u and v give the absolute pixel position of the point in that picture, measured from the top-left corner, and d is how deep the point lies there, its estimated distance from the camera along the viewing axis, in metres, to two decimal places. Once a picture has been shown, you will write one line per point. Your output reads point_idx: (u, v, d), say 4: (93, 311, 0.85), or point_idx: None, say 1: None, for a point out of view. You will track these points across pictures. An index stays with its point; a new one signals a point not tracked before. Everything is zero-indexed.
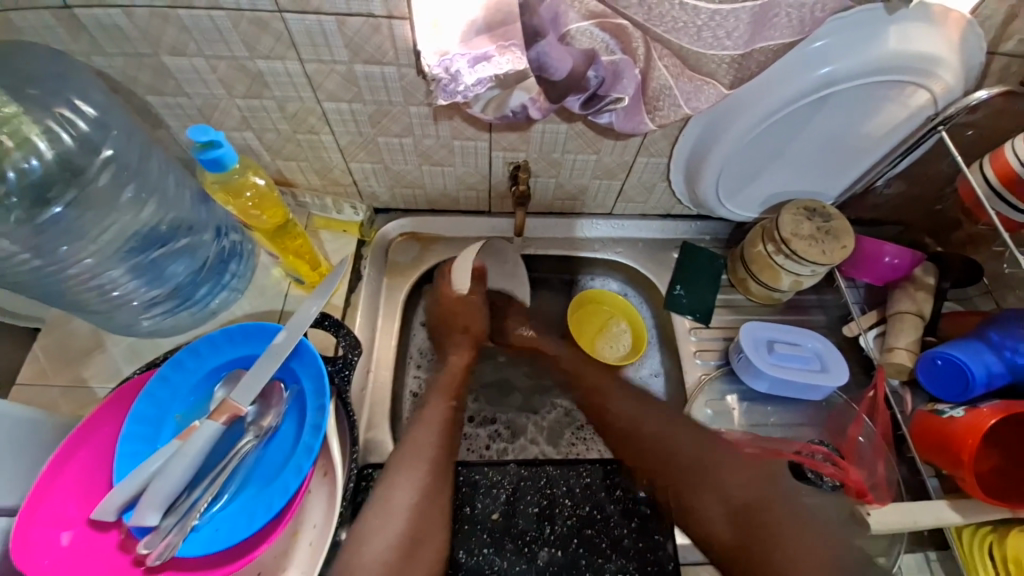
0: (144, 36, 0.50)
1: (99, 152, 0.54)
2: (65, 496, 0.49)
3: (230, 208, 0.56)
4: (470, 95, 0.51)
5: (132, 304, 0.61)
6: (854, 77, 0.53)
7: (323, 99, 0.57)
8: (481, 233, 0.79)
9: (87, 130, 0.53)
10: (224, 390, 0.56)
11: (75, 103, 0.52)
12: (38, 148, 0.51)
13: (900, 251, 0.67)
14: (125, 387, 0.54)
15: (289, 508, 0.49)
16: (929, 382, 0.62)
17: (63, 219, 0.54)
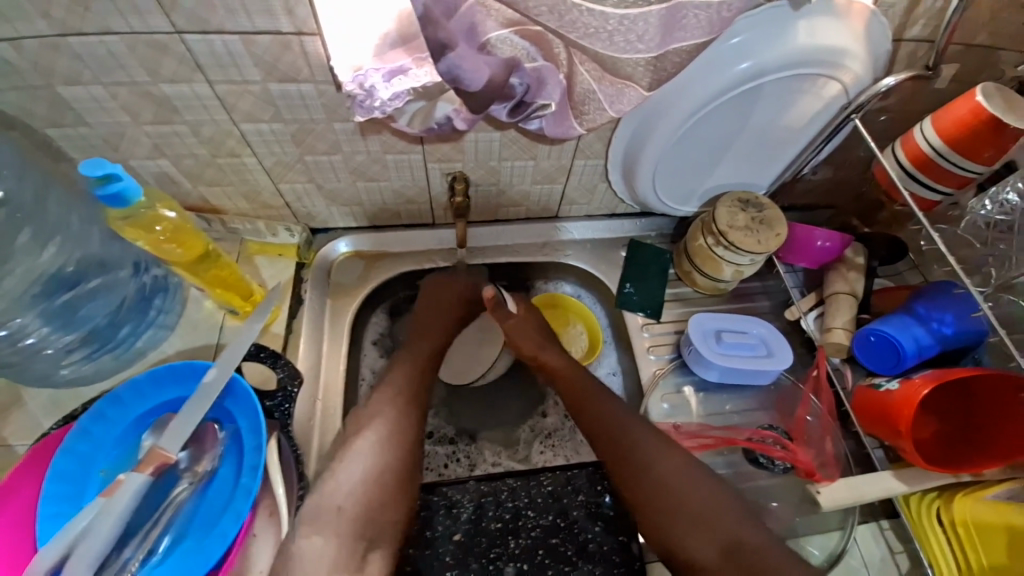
0: (31, 66, 0.46)
1: None
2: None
3: (142, 244, 0.52)
4: (388, 110, 0.50)
5: (48, 352, 0.57)
6: (770, 72, 0.55)
7: (240, 120, 0.55)
8: (428, 246, 0.77)
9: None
10: (152, 438, 0.51)
11: None
12: None
13: (830, 234, 0.70)
14: (45, 442, 0.51)
15: (230, 557, 0.46)
16: (866, 358, 0.64)
17: None
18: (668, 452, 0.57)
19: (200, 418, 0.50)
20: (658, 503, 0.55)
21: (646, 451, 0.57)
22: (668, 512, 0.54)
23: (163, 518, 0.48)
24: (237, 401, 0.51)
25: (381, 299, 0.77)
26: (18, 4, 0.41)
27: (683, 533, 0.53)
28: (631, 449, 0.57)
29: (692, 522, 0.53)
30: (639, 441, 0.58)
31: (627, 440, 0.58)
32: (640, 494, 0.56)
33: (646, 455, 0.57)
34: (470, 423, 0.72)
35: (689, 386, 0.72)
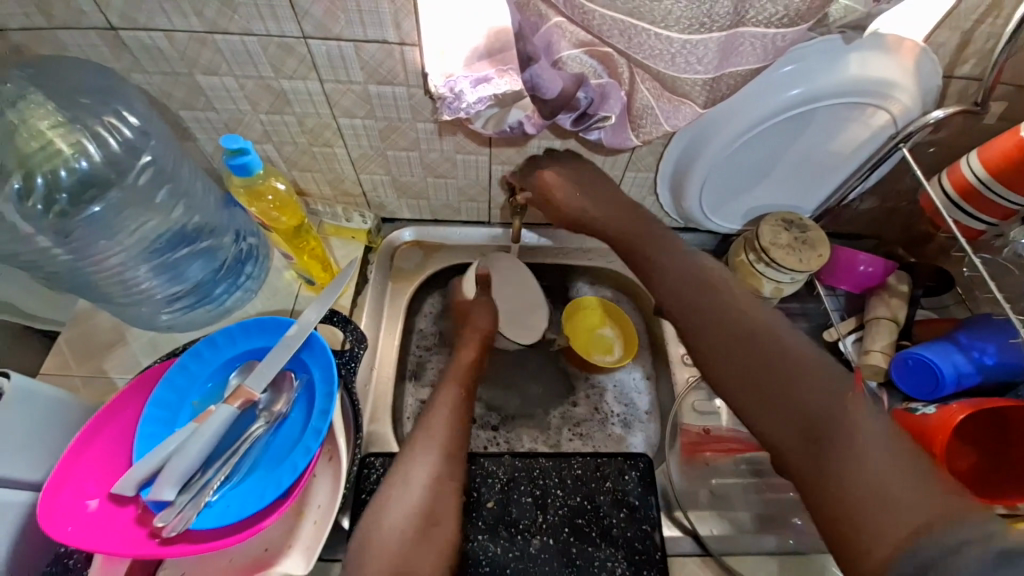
0: (180, 57, 0.55)
1: (141, 157, 0.61)
2: (87, 474, 0.51)
3: (254, 209, 0.62)
4: (472, 112, 0.57)
5: (155, 299, 0.66)
6: (822, 97, 0.59)
7: (339, 115, 0.63)
8: (480, 243, 0.84)
9: (132, 136, 0.60)
10: (238, 377, 0.59)
11: (120, 113, 0.59)
12: (88, 149, 0.58)
13: (873, 259, 0.72)
14: (147, 373, 0.57)
15: (296, 487, 0.52)
16: (902, 382, 0.64)
17: (96, 218, 0.59)
18: (805, 374, 0.44)
19: (282, 363, 0.57)
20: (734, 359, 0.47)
21: (786, 379, 0.44)
22: (805, 443, 0.41)
23: (242, 447, 0.55)
24: (314, 355, 0.59)
25: (434, 287, 0.84)
26: (185, 9, 0.51)
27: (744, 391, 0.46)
28: (753, 364, 0.46)
29: (837, 454, 0.39)
30: (776, 360, 0.46)
31: (746, 358, 0.47)
32: (778, 424, 0.43)
33: (779, 373, 0.45)
34: (506, 408, 0.77)
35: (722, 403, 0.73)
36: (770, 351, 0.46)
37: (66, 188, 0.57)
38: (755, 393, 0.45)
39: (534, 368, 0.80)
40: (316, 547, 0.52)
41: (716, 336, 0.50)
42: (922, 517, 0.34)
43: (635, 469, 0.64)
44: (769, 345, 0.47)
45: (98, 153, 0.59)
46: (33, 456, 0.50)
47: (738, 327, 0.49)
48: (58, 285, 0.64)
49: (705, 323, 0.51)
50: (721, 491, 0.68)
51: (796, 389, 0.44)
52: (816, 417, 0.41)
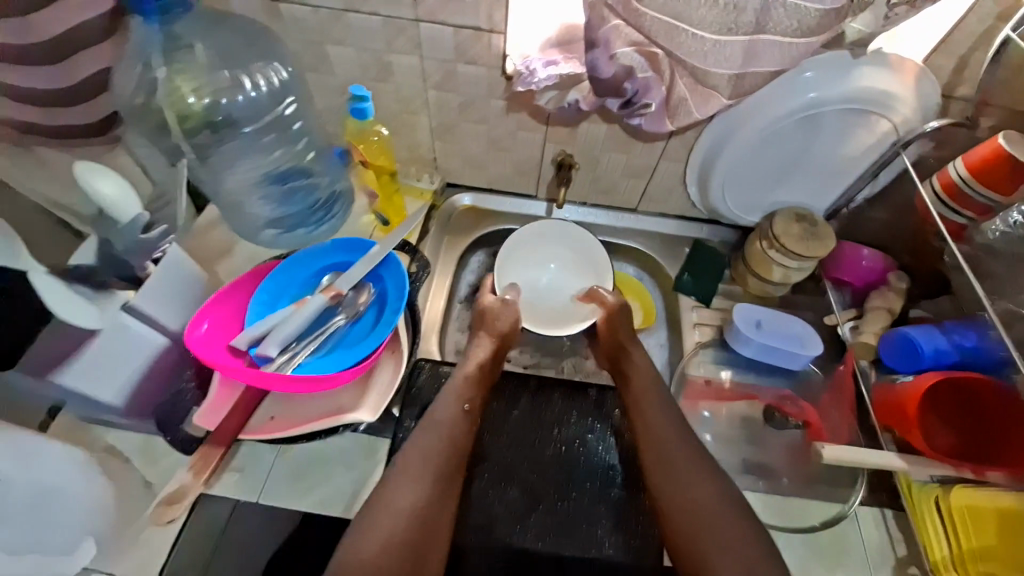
0: (318, 28, 0.71)
1: (283, 100, 0.76)
2: (214, 329, 0.66)
3: (363, 146, 0.78)
4: (540, 86, 0.70)
5: (261, 217, 0.81)
6: (834, 102, 0.69)
7: (429, 88, 0.78)
8: (526, 214, 0.97)
9: (280, 82, 0.75)
10: (330, 279, 0.73)
11: (276, 67, 0.74)
12: (247, 88, 0.72)
13: (875, 256, 0.81)
14: (262, 266, 0.71)
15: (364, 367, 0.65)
16: (889, 357, 0.73)
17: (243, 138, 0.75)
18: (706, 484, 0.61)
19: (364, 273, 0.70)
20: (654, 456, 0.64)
21: (693, 482, 0.61)
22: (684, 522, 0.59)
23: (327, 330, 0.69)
24: (390, 269, 0.72)
25: (480, 246, 0.97)
26: None
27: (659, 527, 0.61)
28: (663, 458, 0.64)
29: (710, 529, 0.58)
30: (693, 461, 0.63)
31: (669, 454, 0.64)
32: (671, 507, 0.61)
33: (678, 473, 0.63)
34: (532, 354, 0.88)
35: (729, 372, 0.83)
36: (688, 453, 0.64)
37: (225, 112, 0.72)
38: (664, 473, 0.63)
39: None
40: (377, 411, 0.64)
41: (663, 427, 0.66)
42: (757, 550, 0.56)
43: None
44: (692, 451, 0.64)
45: (267, 85, 0.73)
46: (177, 309, 0.65)
47: (659, 429, 0.66)
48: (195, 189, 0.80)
49: (660, 414, 0.67)
50: (715, 444, 0.77)
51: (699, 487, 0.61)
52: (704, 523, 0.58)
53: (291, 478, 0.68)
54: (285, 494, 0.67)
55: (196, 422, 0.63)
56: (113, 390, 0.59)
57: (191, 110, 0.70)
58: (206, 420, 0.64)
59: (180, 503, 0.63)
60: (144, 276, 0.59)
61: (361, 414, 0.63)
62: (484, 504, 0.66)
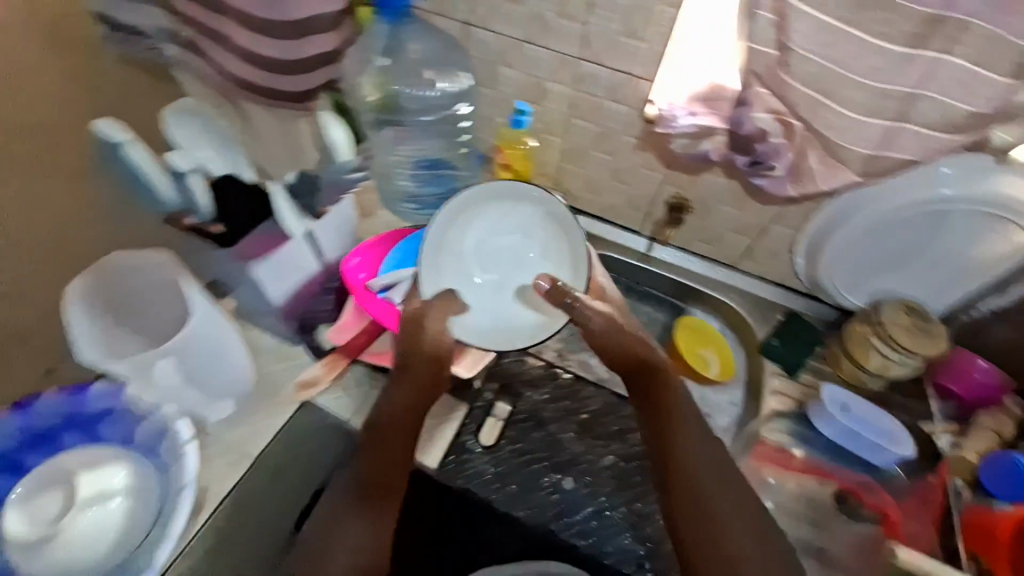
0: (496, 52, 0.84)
1: (458, 104, 0.92)
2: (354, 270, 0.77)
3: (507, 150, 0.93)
4: (677, 129, 0.78)
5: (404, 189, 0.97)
6: (965, 203, 0.70)
7: (573, 115, 0.88)
8: (628, 245, 1.02)
9: (461, 88, 0.90)
10: None
11: (460, 75, 0.88)
12: (435, 86, 0.88)
13: (991, 371, 0.78)
14: (401, 231, 0.84)
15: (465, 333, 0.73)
16: (991, 480, 0.71)
17: (421, 124, 0.92)
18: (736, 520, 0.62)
19: None
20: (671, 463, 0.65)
21: (735, 515, 0.62)
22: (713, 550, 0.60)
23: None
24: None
25: None
26: (521, 23, 0.79)
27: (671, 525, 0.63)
28: (701, 492, 0.63)
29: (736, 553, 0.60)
30: (734, 492, 0.64)
31: (708, 482, 0.64)
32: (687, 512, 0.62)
33: (699, 483, 0.63)
34: None
35: (803, 448, 0.80)
36: (725, 479, 0.64)
37: (413, 102, 0.90)
38: (695, 507, 0.62)
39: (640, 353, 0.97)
40: (471, 370, 0.73)
41: (688, 445, 0.66)
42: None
43: None
44: (709, 463, 0.65)
45: (451, 87, 0.89)
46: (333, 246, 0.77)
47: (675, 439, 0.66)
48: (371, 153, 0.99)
49: (685, 431, 0.67)
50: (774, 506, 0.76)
51: (742, 523, 0.62)
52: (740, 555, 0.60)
53: (380, 411, 0.75)
54: None
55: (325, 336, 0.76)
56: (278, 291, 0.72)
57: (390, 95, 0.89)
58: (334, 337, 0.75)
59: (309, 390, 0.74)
60: None
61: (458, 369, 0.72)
62: (530, 492, 0.70)
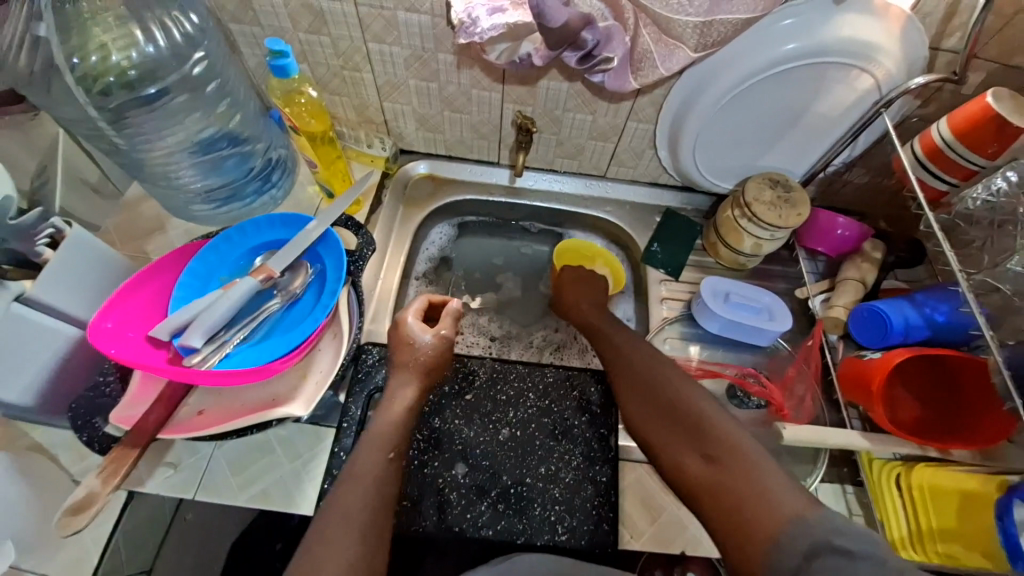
0: None
1: (195, 53, 0.66)
2: (136, 308, 0.63)
3: (289, 111, 0.72)
4: (485, 38, 0.62)
5: (190, 190, 0.74)
6: (803, 58, 0.64)
7: (369, 39, 0.69)
8: (490, 181, 0.90)
9: (192, 30, 0.65)
10: (262, 260, 0.70)
11: (177, 14, 0.63)
12: (155, 37, 0.63)
13: (850, 224, 0.76)
14: (189, 245, 0.68)
15: (302, 346, 0.64)
16: (858, 332, 0.70)
17: (155, 98, 0.66)
18: (784, 474, 0.48)
19: (300, 250, 0.67)
20: (664, 418, 0.58)
21: (708, 411, 0.56)
22: (729, 467, 0.50)
23: (264, 310, 0.66)
24: (330, 249, 0.69)
25: (442, 216, 0.90)
26: None
27: (678, 455, 0.54)
28: (752, 474, 0.48)
29: (745, 459, 0.50)
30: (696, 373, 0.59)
31: (751, 452, 0.50)
32: (692, 457, 0.53)
33: (701, 421, 0.55)
34: (504, 329, 0.87)
35: (696, 347, 0.80)
36: (748, 457, 0.50)
37: (134, 66, 0.63)
38: (672, 427, 0.56)
39: (530, 312, 0.89)
40: (315, 399, 0.63)
41: (658, 372, 0.63)
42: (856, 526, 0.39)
43: (601, 382, 0.72)
44: (688, 388, 0.60)
45: (173, 30, 0.64)
46: (82, 297, 0.62)
47: (673, 393, 0.59)
48: (113, 159, 0.71)
49: (645, 362, 0.65)
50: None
51: (674, 395, 0.59)
52: (724, 443, 0.52)
53: (230, 472, 0.65)
54: (222, 491, 0.64)
55: (112, 421, 0.61)
56: (19, 388, 0.56)
57: (82, 72, 0.60)
58: (123, 417, 0.61)
59: (89, 511, 0.58)
60: (41, 260, 0.57)
61: (300, 407, 0.62)
62: (467, 493, 0.65)
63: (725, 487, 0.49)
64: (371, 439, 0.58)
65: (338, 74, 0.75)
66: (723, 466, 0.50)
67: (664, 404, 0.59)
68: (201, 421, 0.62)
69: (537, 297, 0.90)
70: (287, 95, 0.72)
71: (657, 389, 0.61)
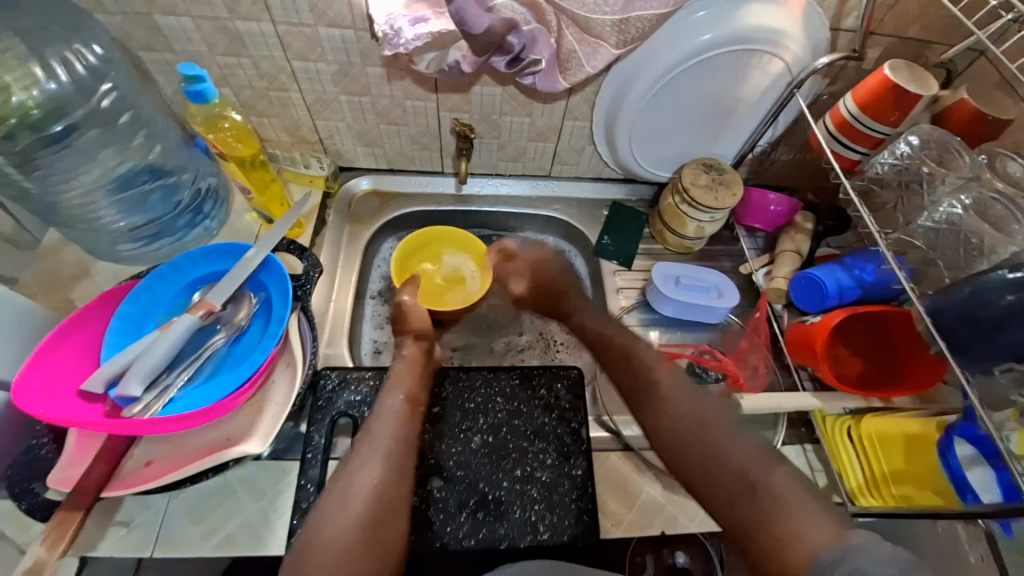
0: None
1: (102, 84, 0.63)
2: (62, 363, 0.58)
3: (212, 137, 0.71)
4: (411, 48, 0.62)
5: (114, 229, 0.69)
6: (721, 45, 0.68)
7: (293, 58, 0.67)
8: (436, 191, 0.89)
9: (96, 63, 0.62)
10: (201, 295, 0.66)
11: (78, 49, 0.61)
12: (57, 73, 0.60)
13: (781, 199, 0.81)
14: (117, 288, 0.64)
15: (252, 380, 0.60)
16: (799, 298, 0.74)
17: (64, 136, 0.62)
18: (803, 489, 0.49)
19: (241, 280, 0.65)
20: (683, 441, 0.56)
21: (723, 430, 0.56)
22: (760, 500, 0.49)
23: (209, 347, 0.63)
24: (273, 275, 0.67)
25: (391, 230, 0.89)
26: None
27: (703, 482, 0.54)
28: (782, 502, 0.48)
29: (773, 487, 0.50)
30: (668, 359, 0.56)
31: (774, 475, 0.50)
32: (718, 486, 0.52)
33: (717, 443, 0.55)
34: (467, 339, 0.86)
35: (656, 332, 0.82)
36: (776, 479, 0.50)
37: (35, 106, 0.59)
38: (691, 452, 0.55)
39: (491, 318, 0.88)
40: (272, 432, 0.60)
41: (669, 387, 0.61)
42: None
43: (567, 378, 0.73)
44: (694, 405, 0.59)
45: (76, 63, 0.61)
46: (2, 353, 0.57)
47: (683, 411, 0.59)
48: (24, 206, 0.66)
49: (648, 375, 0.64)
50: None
51: (684, 414, 0.58)
52: (746, 469, 0.52)
53: (189, 523, 0.61)
54: (183, 544, 0.60)
55: (50, 484, 0.56)
56: None
57: None
58: (61, 480, 0.56)
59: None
60: None
61: (258, 443, 0.59)
62: (443, 507, 0.63)
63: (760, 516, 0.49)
64: (366, 452, 0.58)
65: (265, 96, 0.73)
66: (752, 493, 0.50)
67: (675, 425, 0.58)
68: (149, 473, 0.58)
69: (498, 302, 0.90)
70: (211, 121, 0.71)
71: (664, 407, 0.60)
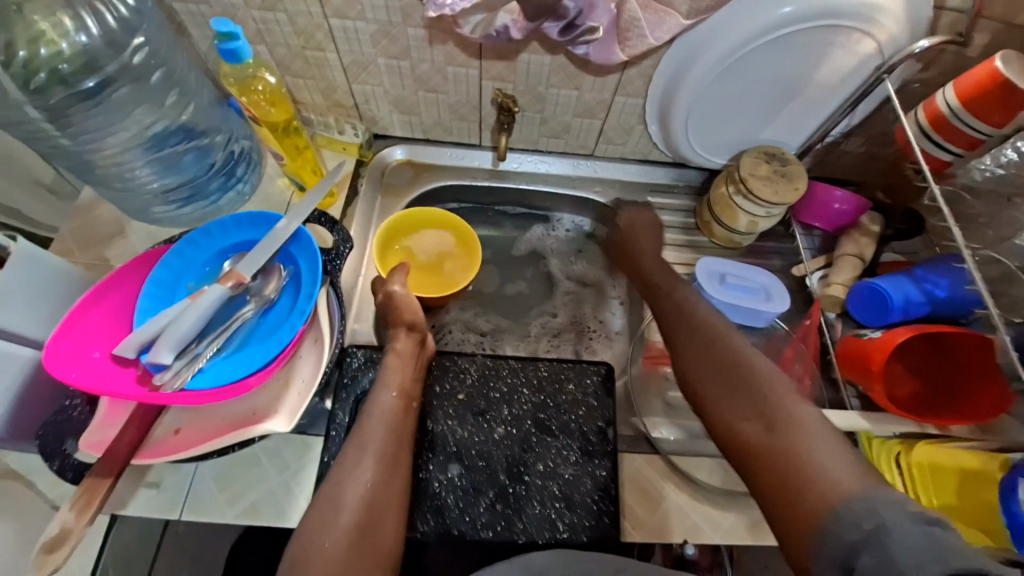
0: None
1: (134, 37, 0.60)
2: (95, 325, 0.59)
3: (246, 100, 0.67)
4: (457, 9, 0.58)
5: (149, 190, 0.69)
6: (802, 21, 0.60)
7: (330, 15, 0.63)
8: (472, 164, 0.85)
9: (127, 14, 0.59)
10: (231, 263, 0.65)
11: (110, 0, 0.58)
12: (87, 24, 0.57)
13: (848, 197, 0.74)
14: (149, 252, 0.63)
15: (280, 356, 0.60)
16: (856, 309, 0.68)
17: (97, 92, 0.60)
18: (841, 442, 0.46)
19: (271, 253, 0.63)
20: (711, 371, 0.55)
21: (754, 370, 0.53)
22: (782, 439, 0.47)
23: (238, 317, 0.62)
24: (304, 249, 0.65)
25: (423, 203, 0.86)
26: None
27: (724, 411, 0.52)
28: (806, 443, 0.46)
29: (796, 422, 0.48)
30: (698, 341, 0.58)
31: (809, 420, 0.47)
32: (741, 417, 0.51)
33: (749, 380, 0.52)
34: (496, 322, 0.84)
35: None
36: (799, 410, 0.49)
37: (67, 61, 0.57)
38: (721, 382, 0.54)
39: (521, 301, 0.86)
40: (299, 409, 0.60)
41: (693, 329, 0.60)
42: (845, 483, 0.42)
43: (597, 373, 0.70)
44: (723, 343, 0.57)
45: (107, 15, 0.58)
46: (38, 314, 0.58)
47: (714, 346, 0.57)
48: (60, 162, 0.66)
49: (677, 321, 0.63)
50: (697, 429, 0.71)
51: (716, 349, 0.56)
52: (773, 407, 0.49)
53: (216, 488, 0.62)
54: (211, 508, 0.61)
55: (81, 447, 0.57)
56: None
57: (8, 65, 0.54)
58: (94, 442, 0.57)
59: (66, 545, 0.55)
60: None
61: (284, 422, 0.59)
62: (462, 496, 0.63)
63: (777, 457, 0.46)
64: (360, 440, 0.56)
65: (300, 54, 0.69)
66: (773, 432, 0.48)
67: (702, 360, 0.57)
68: (178, 440, 0.59)
69: (530, 285, 0.87)
70: (244, 83, 0.66)
71: (695, 345, 0.58)
